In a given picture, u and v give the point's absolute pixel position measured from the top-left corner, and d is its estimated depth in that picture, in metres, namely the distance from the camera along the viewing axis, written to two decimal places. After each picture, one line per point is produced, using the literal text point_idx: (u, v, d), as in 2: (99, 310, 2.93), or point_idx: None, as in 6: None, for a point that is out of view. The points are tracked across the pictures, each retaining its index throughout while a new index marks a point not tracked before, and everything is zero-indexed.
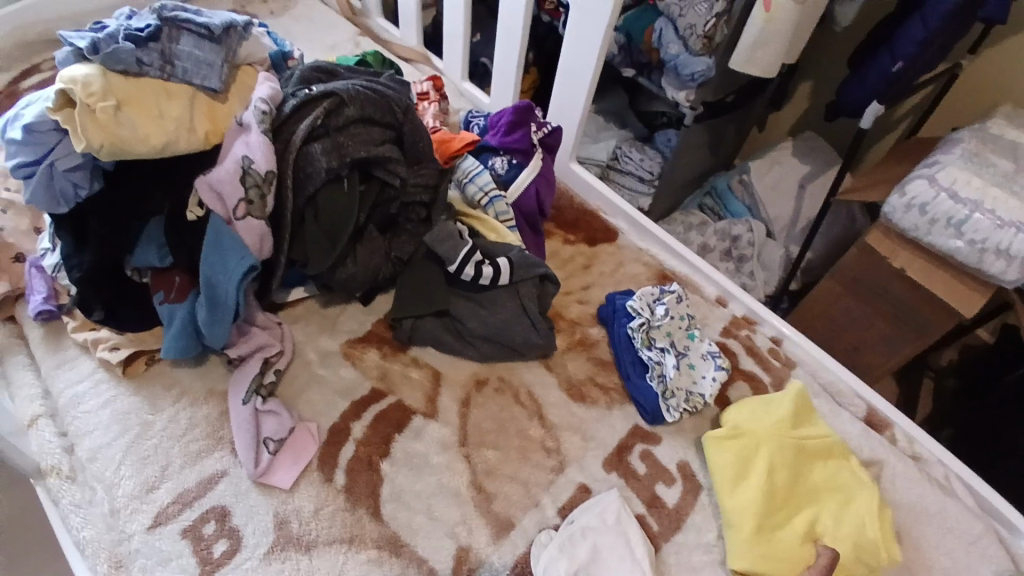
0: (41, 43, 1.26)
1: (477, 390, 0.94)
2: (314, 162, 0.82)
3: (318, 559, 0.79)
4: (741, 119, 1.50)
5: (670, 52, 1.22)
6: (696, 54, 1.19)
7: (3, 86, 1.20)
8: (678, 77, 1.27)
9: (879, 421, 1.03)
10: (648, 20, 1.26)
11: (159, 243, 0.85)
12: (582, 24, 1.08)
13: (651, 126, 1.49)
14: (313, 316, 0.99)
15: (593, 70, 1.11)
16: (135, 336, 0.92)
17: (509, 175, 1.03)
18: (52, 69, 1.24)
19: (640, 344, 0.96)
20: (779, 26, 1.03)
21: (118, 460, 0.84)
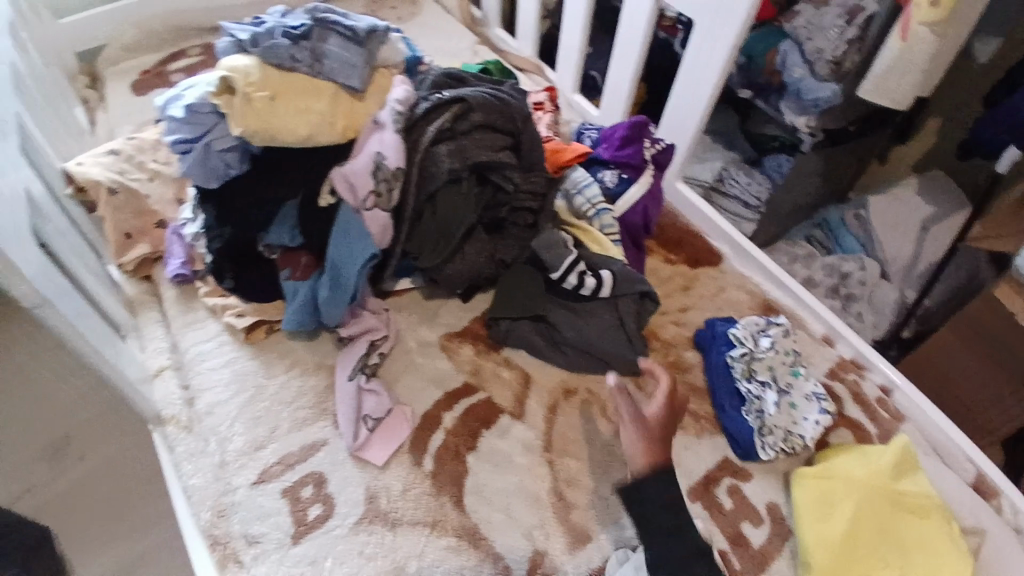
0: (192, 31, 1.41)
1: (565, 398, 0.95)
2: (438, 163, 0.87)
3: (401, 538, 0.82)
4: (864, 151, 1.42)
5: (793, 76, 1.18)
6: (822, 80, 1.15)
7: (154, 67, 1.35)
8: (800, 102, 1.21)
9: (986, 488, 0.96)
10: (774, 41, 1.23)
11: (291, 224, 0.92)
12: (704, 43, 1.07)
13: (761, 149, 1.44)
14: (415, 306, 1.04)
15: (711, 92, 1.10)
16: (259, 306, 0.99)
17: (618, 190, 1.03)
18: (197, 55, 1.39)
19: (739, 375, 0.93)
20: (916, 57, 0.97)
21: (233, 416, 0.91)
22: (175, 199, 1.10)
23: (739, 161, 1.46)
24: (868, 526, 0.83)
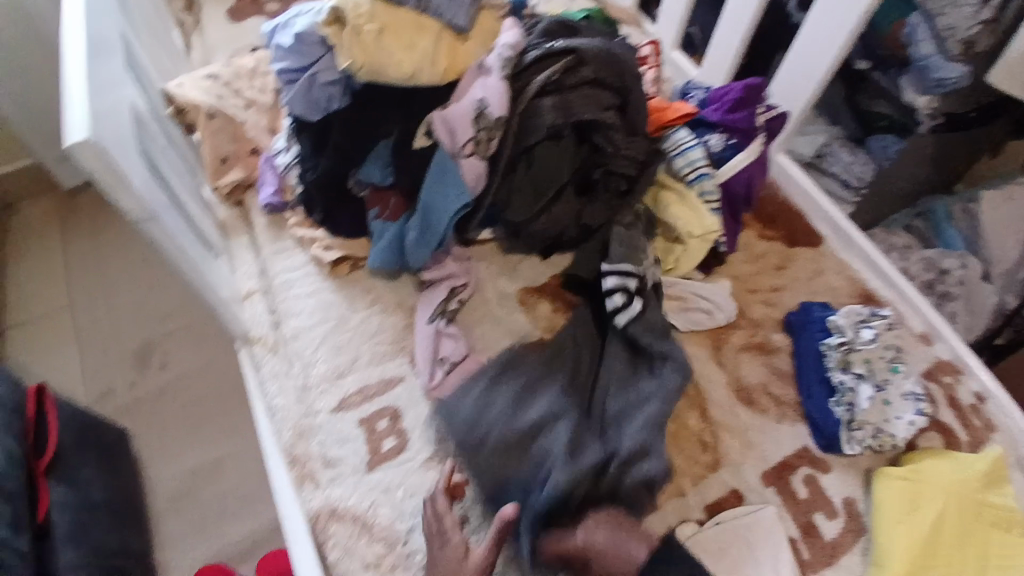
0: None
1: None
2: (540, 115, 0.84)
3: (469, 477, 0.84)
4: (978, 138, 1.23)
5: (919, 52, 1.08)
6: (951, 59, 1.04)
7: None
8: (922, 80, 1.11)
9: None
10: (901, 11, 1.12)
11: (385, 162, 0.92)
12: (829, 6, 1.00)
13: (867, 127, 1.29)
14: (495, 257, 1.03)
15: (832, 58, 1.03)
16: (346, 242, 1.01)
17: (723, 155, 0.98)
18: None
19: (832, 365, 0.92)
20: None
21: (316, 344, 0.94)
22: (269, 129, 1.11)
23: (843, 137, 1.33)
24: (953, 524, 0.79)
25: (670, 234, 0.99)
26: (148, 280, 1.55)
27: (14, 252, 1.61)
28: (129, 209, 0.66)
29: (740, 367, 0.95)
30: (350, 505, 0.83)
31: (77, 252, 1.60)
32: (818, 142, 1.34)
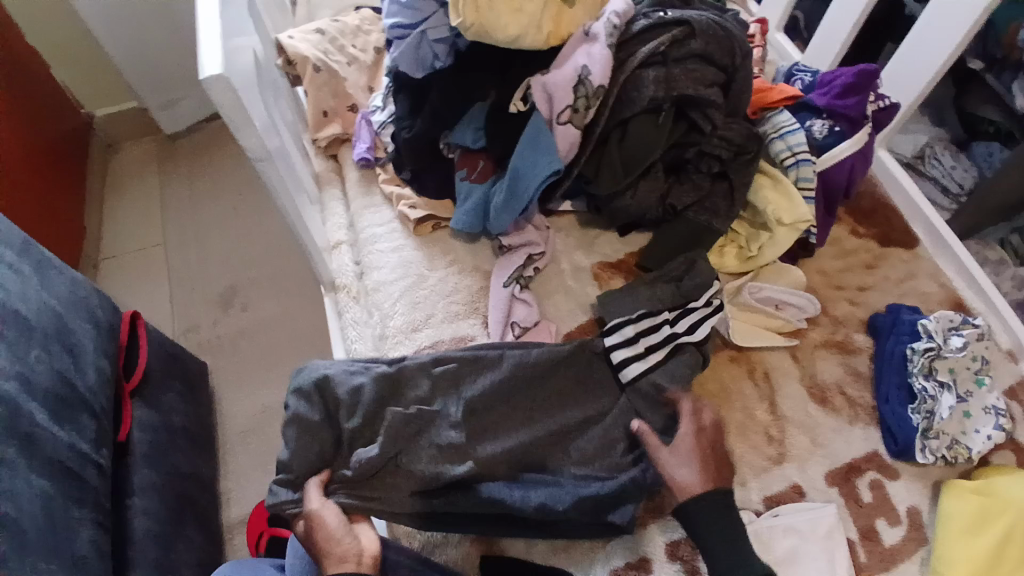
0: None
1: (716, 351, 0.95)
2: (642, 88, 0.85)
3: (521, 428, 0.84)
4: None
5: None
6: None
7: None
8: None
9: None
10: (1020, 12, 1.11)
11: (477, 127, 0.93)
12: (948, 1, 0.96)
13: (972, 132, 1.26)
14: (573, 230, 1.04)
15: (947, 57, 1.00)
16: (430, 203, 1.04)
17: (826, 142, 0.98)
18: None
19: (915, 371, 0.89)
20: None
21: (395, 297, 0.98)
22: (367, 88, 1.16)
23: (946, 140, 1.27)
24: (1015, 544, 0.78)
25: (758, 221, 0.97)
26: (235, 226, 1.65)
27: (116, 188, 1.74)
28: (252, 148, 0.71)
29: (817, 365, 0.94)
30: None
31: (172, 194, 1.71)
32: (919, 141, 1.27)
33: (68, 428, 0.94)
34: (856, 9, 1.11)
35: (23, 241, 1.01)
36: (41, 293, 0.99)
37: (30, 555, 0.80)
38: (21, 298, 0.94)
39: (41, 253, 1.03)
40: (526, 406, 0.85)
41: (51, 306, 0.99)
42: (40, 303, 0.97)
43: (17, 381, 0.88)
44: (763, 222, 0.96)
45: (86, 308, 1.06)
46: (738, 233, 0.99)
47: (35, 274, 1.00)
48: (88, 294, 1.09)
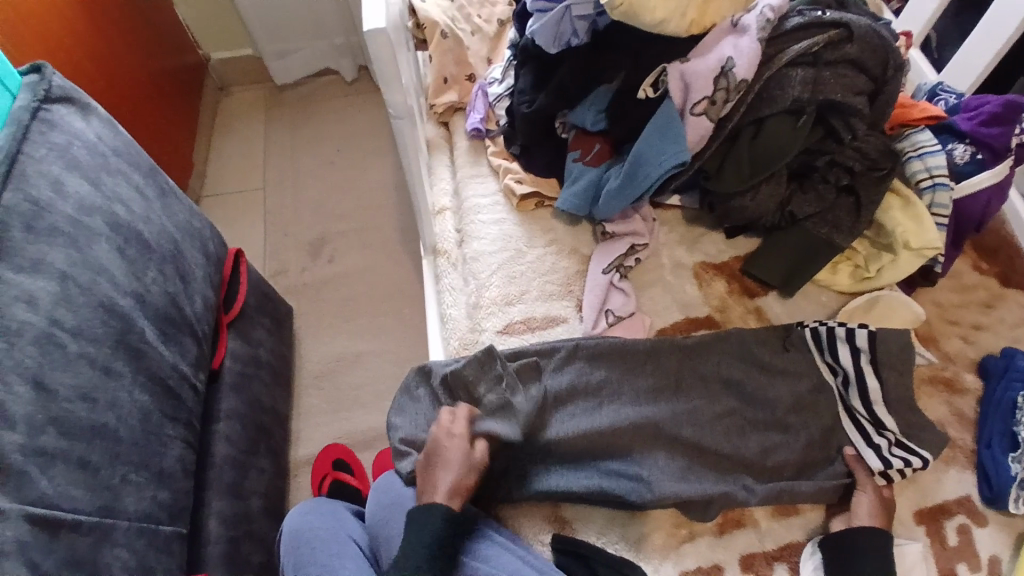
0: None
1: None
2: (786, 88, 0.83)
3: (608, 407, 0.84)
4: None
5: None
6: None
7: None
8: None
9: None
10: None
11: (599, 109, 0.94)
12: None
13: None
14: (677, 225, 1.02)
15: None
16: (536, 179, 1.04)
17: (965, 169, 0.92)
18: None
19: (1023, 419, 0.83)
20: None
21: (493, 268, 0.98)
22: (486, 60, 1.17)
23: None
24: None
25: (881, 241, 0.93)
26: (330, 180, 1.70)
27: (224, 129, 1.81)
28: (395, 104, 0.76)
29: (920, 400, 0.89)
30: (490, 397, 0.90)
31: (275, 141, 1.78)
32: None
33: (172, 349, 0.96)
34: (1005, 31, 1.01)
35: (150, 167, 1.04)
36: (162, 218, 1.01)
37: (122, 465, 0.83)
38: (143, 220, 0.96)
39: (165, 181, 1.06)
40: (614, 397, 0.85)
41: (170, 231, 1.01)
42: (160, 228, 0.99)
43: (131, 298, 0.90)
44: (886, 243, 0.92)
45: (198, 239, 1.09)
46: (856, 251, 0.95)
47: (158, 200, 1.02)
48: (202, 226, 1.11)
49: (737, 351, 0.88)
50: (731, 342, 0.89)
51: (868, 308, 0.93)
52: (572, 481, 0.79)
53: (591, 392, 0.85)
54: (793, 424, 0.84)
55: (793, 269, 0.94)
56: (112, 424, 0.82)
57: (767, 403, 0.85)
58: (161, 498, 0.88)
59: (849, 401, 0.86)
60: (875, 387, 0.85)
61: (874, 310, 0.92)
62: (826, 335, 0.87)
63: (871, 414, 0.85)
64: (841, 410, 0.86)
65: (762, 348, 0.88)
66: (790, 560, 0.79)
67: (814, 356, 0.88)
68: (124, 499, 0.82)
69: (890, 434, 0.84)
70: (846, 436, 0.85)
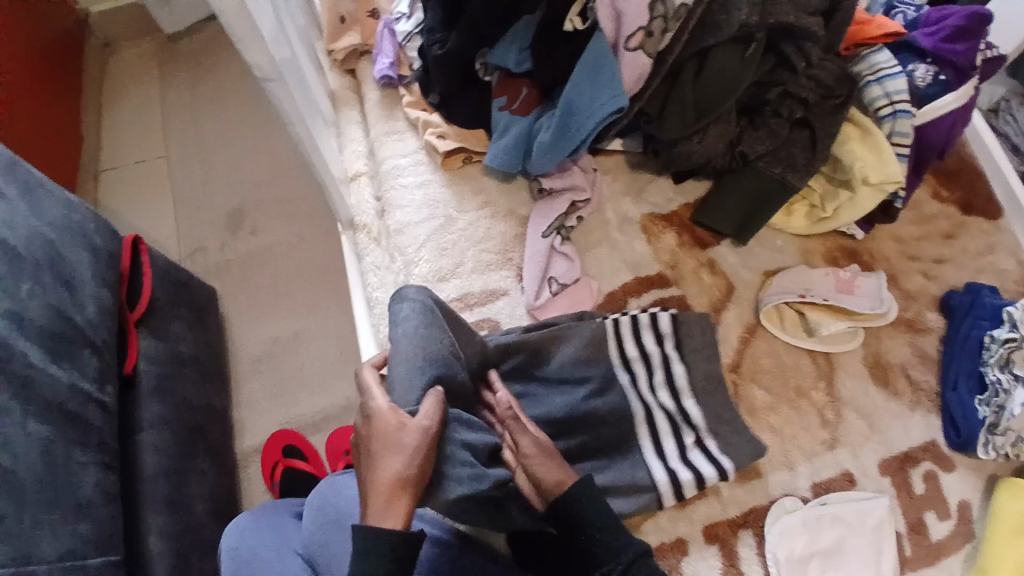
0: None
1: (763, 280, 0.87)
2: (732, 11, 0.74)
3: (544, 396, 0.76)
4: None
5: None
6: None
7: None
8: None
9: None
10: None
11: (522, 47, 0.81)
12: None
13: None
14: (621, 174, 0.92)
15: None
16: (461, 132, 0.91)
17: (927, 92, 0.84)
18: None
19: (990, 361, 0.79)
20: None
21: (420, 241, 0.87)
22: None
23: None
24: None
25: (838, 177, 0.85)
26: (240, 139, 1.52)
27: (116, 94, 1.59)
28: (260, 65, 0.63)
29: (882, 343, 0.84)
30: None
31: (173, 99, 1.57)
32: (997, 93, 1.06)
33: (66, 367, 0.83)
34: None
35: (7, 158, 0.87)
36: (29, 218, 0.85)
37: (32, 508, 0.72)
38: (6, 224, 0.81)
39: (30, 172, 0.89)
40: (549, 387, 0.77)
41: (43, 232, 0.86)
42: (29, 231, 0.84)
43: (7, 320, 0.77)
44: (843, 179, 0.85)
45: (82, 234, 0.93)
46: (812, 189, 0.88)
47: (22, 198, 0.86)
48: (85, 218, 0.95)
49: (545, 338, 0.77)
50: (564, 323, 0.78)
51: (838, 275, 0.85)
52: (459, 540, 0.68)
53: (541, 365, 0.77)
54: (698, 390, 0.78)
55: (751, 213, 0.86)
56: (10, 465, 0.71)
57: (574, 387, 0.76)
58: (84, 531, 0.78)
59: (653, 397, 0.77)
60: (682, 373, 0.78)
61: (845, 278, 0.84)
62: (669, 322, 0.78)
63: (680, 409, 0.77)
64: (640, 411, 0.76)
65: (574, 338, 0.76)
66: (757, 526, 0.74)
67: (610, 346, 0.77)
68: (41, 543, 0.72)
69: (694, 433, 0.76)
70: (644, 442, 0.76)
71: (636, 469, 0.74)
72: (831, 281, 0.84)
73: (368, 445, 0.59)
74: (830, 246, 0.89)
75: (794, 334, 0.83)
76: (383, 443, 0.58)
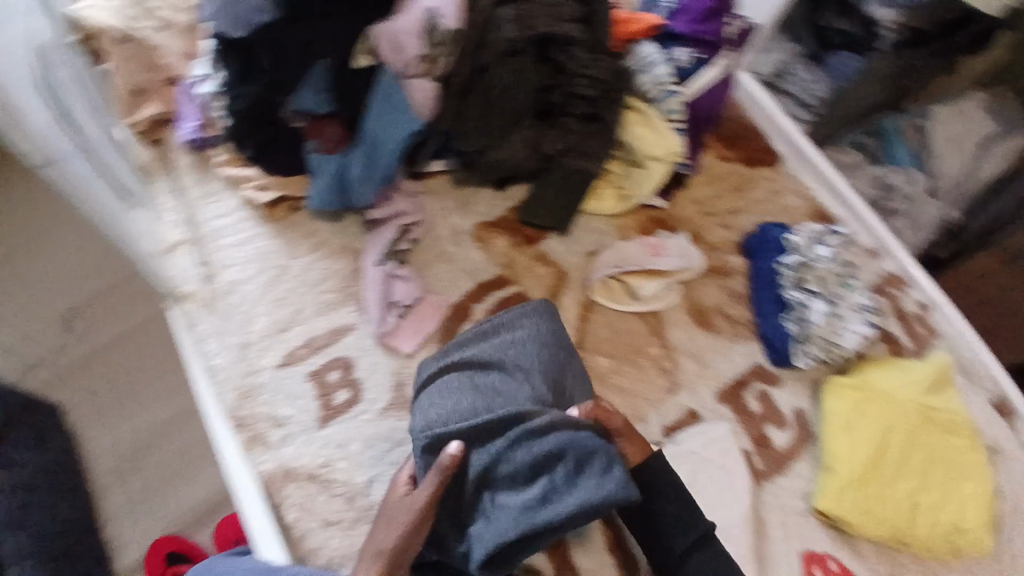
0: None
1: (590, 261, 0.94)
2: (498, 29, 0.82)
3: (529, 376, 0.71)
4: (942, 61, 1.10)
5: None
6: None
7: None
8: None
9: (1008, 411, 0.95)
10: None
11: (319, 89, 0.82)
12: None
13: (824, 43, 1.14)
14: (446, 193, 0.95)
15: None
16: (281, 181, 0.92)
17: (690, 70, 0.97)
18: None
19: (785, 284, 0.91)
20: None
21: (255, 297, 0.86)
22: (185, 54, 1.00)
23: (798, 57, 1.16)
24: (899, 439, 0.83)
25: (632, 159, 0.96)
26: None
27: None
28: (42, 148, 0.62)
29: (695, 292, 0.95)
30: (304, 464, 0.77)
31: None
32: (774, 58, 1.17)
33: None
34: None
35: None
36: None
37: None
38: None
39: None
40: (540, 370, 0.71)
41: None
42: None
43: None
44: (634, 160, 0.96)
45: None
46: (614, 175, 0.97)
47: None
48: None
49: (487, 331, 0.74)
50: (508, 315, 0.75)
51: (648, 243, 0.95)
52: (503, 527, 0.60)
53: (524, 345, 0.73)
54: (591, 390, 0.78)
55: (568, 203, 0.94)
56: None
57: (523, 371, 0.71)
58: None
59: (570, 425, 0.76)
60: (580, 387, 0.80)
61: (654, 244, 0.95)
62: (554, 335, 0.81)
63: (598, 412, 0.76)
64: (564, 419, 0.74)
65: (529, 318, 0.75)
66: None
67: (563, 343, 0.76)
68: None
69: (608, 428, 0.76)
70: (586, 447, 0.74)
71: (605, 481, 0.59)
72: (642, 248, 0.94)
73: (383, 520, 0.66)
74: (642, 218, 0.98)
75: (621, 303, 0.91)
76: (389, 521, 0.65)
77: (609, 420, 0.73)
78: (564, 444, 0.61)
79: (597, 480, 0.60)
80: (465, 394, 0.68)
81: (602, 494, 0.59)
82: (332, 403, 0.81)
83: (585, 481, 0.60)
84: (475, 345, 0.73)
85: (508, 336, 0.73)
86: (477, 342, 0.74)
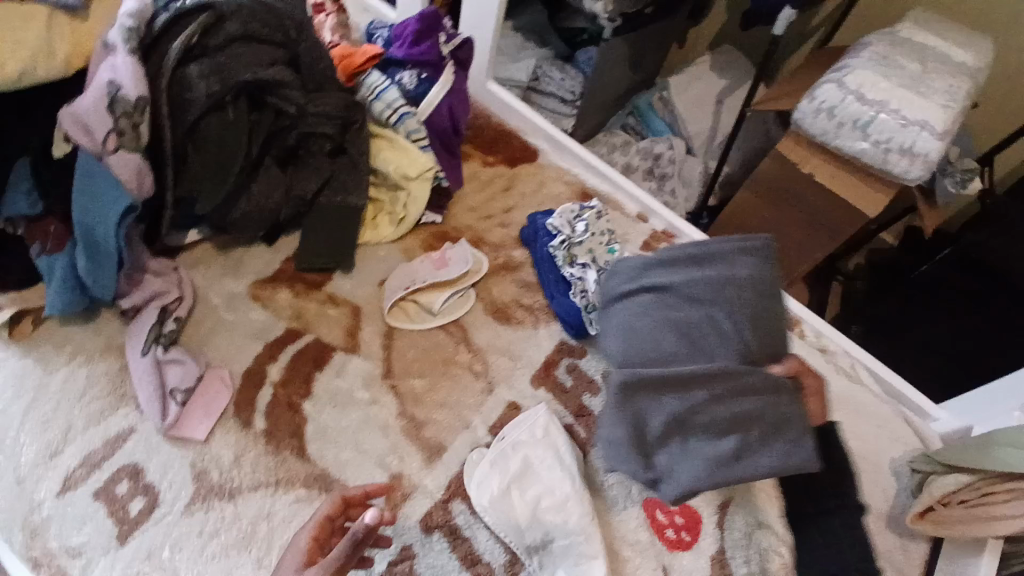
0: None
1: (381, 290, 0.95)
2: (192, 87, 0.77)
3: (708, 312, 0.69)
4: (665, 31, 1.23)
5: None
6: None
7: None
8: None
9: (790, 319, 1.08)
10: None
11: (27, 187, 0.76)
12: None
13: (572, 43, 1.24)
14: (212, 259, 0.92)
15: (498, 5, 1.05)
16: (20, 294, 0.81)
17: (419, 90, 1.00)
18: None
19: (561, 263, 0.98)
20: None
21: (17, 425, 0.78)
22: None
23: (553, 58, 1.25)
24: None
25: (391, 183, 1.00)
26: None
27: None
28: None
29: (492, 291, 0.99)
30: None
31: None
32: (529, 64, 1.22)
33: None
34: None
35: None
36: None
37: None
38: None
39: None
40: (741, 311, 0.69)
41: None
42: None
43: None
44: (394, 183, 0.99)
45: None
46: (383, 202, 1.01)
47: None
48: None
49: (688, 262, 0.72)
50: (700, 252, 0.72)
51: (431, 258, 0.97)
52: (694, 475, 0.67)
53: (749, 284, 0.70)
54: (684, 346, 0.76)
55: (338, 239, 0.94)
56: None
57: (720, 304, 0.69)
58: None
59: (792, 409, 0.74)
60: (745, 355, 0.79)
61: (437, 257, 0.97)
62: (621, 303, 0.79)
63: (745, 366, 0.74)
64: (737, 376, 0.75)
65: (744, 255, 0.72)
66: (462, 490, 0.82)
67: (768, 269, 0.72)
68: None
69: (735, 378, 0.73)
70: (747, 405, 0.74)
71: (794, 452, 0.69)
72: (427, 263, 0.96)
73: None
74: (425, 236, 1.01)
75: (422, 321, 0.93)
76: None
77: (807, 377, 0.73)
78: (764, 406, 0.68)
79: (797, 445, 0.69)
80: (667, 333, 0.69)
81: (805, 465, 0.69)
82: (128, 515, 0.74)
83: (776, 446, 0.69)
84: (667, 285, 0.71)
85: (734, 277, 0.71)
86: (663, 283, 0.72)
